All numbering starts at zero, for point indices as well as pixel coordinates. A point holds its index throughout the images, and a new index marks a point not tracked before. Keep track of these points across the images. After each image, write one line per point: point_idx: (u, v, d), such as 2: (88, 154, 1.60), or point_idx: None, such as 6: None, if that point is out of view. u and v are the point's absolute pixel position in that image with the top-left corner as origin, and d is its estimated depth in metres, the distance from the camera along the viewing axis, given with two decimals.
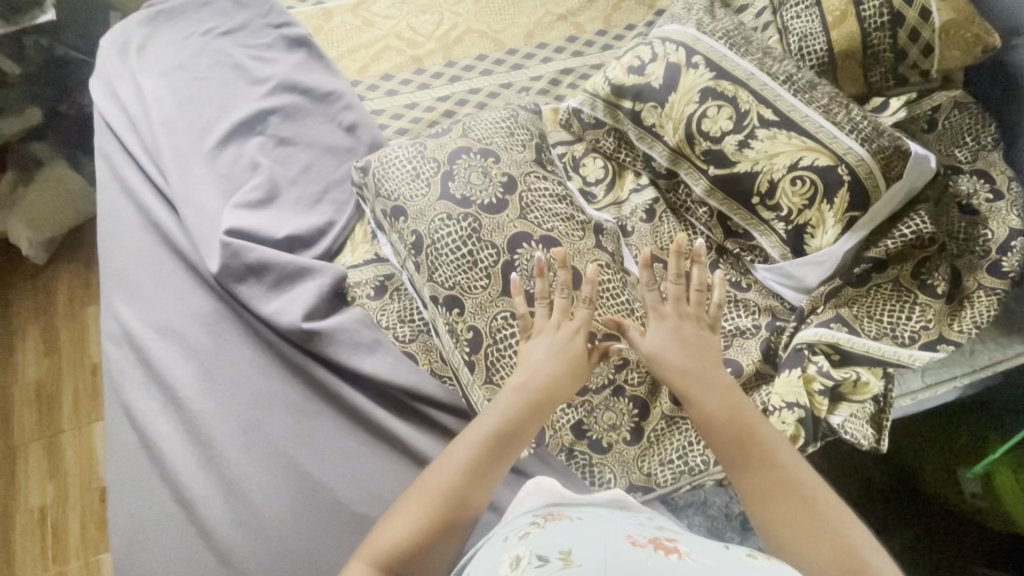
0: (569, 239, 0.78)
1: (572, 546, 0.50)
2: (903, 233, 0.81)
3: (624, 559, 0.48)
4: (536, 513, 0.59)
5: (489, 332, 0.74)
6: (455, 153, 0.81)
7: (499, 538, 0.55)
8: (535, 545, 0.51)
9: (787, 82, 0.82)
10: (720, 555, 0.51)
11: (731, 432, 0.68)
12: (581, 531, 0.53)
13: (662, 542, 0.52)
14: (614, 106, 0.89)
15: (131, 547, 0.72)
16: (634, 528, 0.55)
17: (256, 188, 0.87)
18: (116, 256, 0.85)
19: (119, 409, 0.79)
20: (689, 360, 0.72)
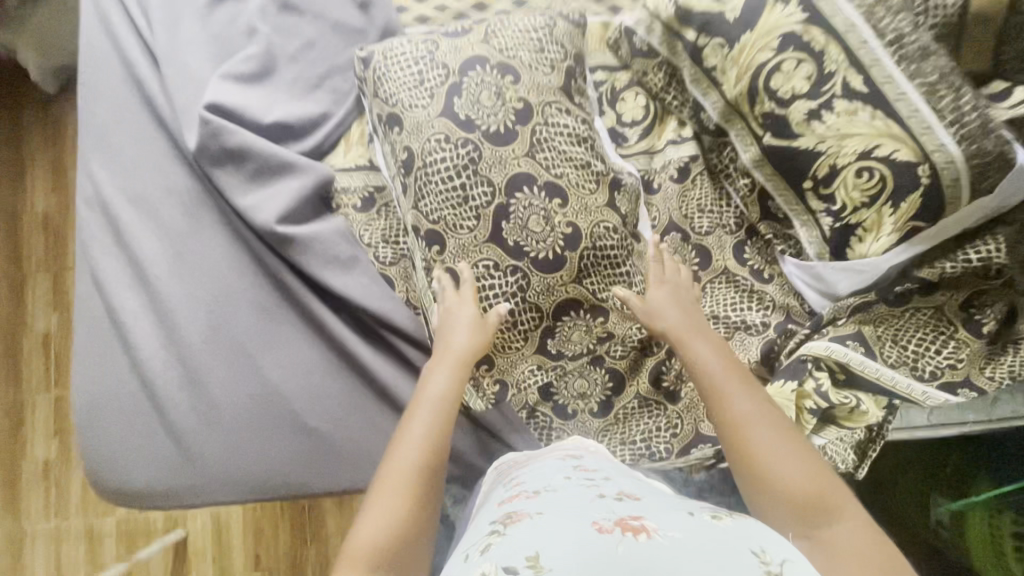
0: (579, 192, 0.70)
1: (539, 549, 0.44)
2: (968, 256, 0.69)
3: (594, 554, 0.43)
4: (494, 517, 0.52)
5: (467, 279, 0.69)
6: (469, 62, 0.70)
7: (459, 557, 0.47)
8: (499, 556, 0.44)
9: (892, 44, 0.64)
10: (687, 523, 0.47)
11: (713, 372, 0.64)
12: (544, 525, 0.47)
13: (627, 519, 0.47)
14: (674, 34, 0.74)
15: (91, 410, 0.74)
16: (595, 505, 0.50)
17: (249, 59, 0.77)
18: (93, 110, 0.78)
19: (88, 275, 0.77)
20: (681, 317, 0.69)
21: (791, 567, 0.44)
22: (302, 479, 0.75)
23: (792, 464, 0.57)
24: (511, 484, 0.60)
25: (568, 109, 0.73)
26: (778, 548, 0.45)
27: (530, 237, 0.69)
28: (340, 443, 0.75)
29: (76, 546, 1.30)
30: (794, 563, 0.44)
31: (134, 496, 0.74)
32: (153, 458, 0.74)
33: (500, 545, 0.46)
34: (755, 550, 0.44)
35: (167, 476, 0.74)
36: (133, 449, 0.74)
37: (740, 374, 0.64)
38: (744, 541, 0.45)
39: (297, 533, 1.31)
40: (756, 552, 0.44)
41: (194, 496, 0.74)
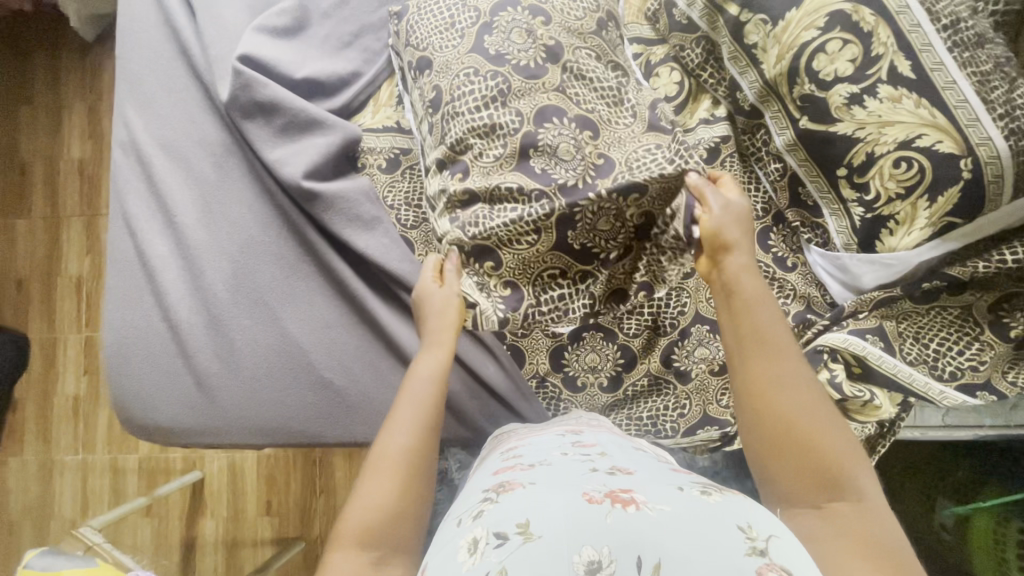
0: (609, 127, 0.70)
1: (529, 517, 0.44)
2: (1003, 257, 0.67)
3: (582, 524, 0.43)
4: (488, 485, 0.52)
5: (487, 196, 0.68)
6: (500, 5, 0.72)
7: (452, 521, 0.49)
8: (492, 523, 0.45)
9: (948, 29, 0.62)
10: (676, 498, 0.47)
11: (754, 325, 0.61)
12: (536, 493, 0.47)
13: (617, 491, 0.47)
14: (716, 8, 0.72)
15: (120, 349, 0.77)
16: (587, 475, 0.50)
17: (284, 13, 0.77)
18: (131, 56, 0.80)
19: (121, 219, 0.79)
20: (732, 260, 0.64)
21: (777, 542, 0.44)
22: (315, 430, 0.77)
23: (811, 433, 0.57)
24: (508, 456, 0.59)
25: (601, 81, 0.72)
26: (764, 525, 0.45)
27: (558, 165, 0.68)
28: (354, 399, 0.77)
29: (101, 479, 1.38)
30: (779, 539, 0.44)
31: (158, 432, 0.78)
32: (175, 399, 0.77)
33: (492, 510, 0.46)
34: (741, 526, 0.44)
35: (187, 418, 0.77)
36: (157, 389, 0.77)
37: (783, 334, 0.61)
38: (730, 517, 0.45)
39: (308, 483, 1.36)
40: (742, 529, 0.44)
41: (213, 438, 0.78)
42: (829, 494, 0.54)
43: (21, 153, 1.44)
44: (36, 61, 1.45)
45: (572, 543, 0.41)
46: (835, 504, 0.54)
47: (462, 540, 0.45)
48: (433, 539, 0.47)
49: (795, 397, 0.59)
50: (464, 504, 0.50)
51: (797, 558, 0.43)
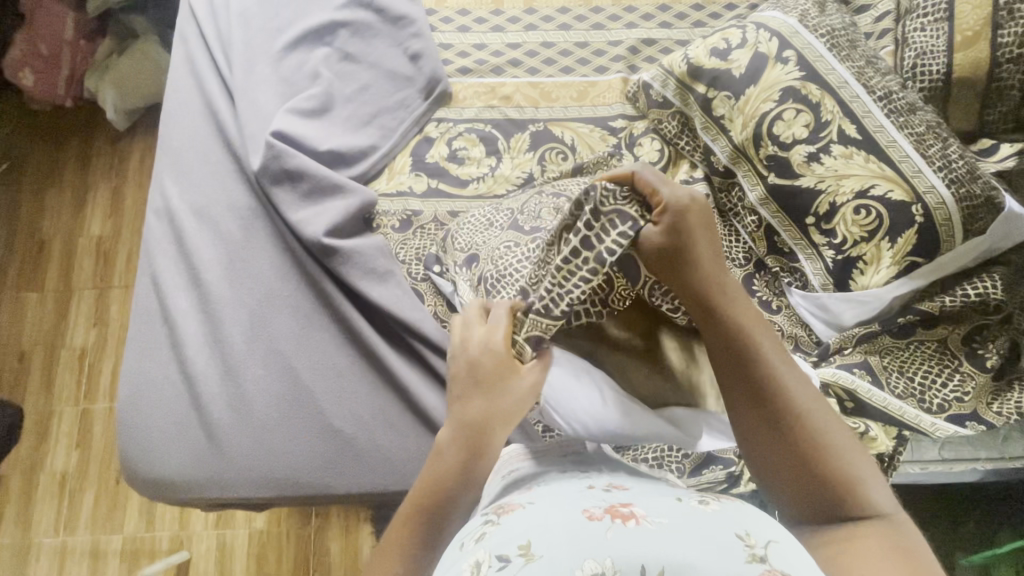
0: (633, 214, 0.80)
1: (530, 537, 0.45)
2: (965, 292, 0.74)
3: (583, 540, 0.43)
4: (489, 509, 0.53)
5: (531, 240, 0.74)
6: (545, 108, 0.93)
7: (455, 546, 0.49)
8: (494, 544, 0.45)
9: (883, 99, 0.74)
10: (675, 510, 0.48)
11: (739, 353, 0.57)
12: (536, 513, 0.48)
13: (616, 507, 0.48)
14: (687, 88, 0.84)
15: (133, 402, 0.79)
16: (585, 495, 0.51)
17: (312, 97, 0.88)
18: (172, 135, 0.89)
19: (147, 277, 0.84)
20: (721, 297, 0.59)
21: (776, 546, 0.44)
22: (323, 480, 0.77)
23: (836, 453, 0.54)
24: (506, 481, 0.60)
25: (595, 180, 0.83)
26: (761, 530, 0.45)
27: None
28: (364, 447, 0.78)
29: (80, 564, 1.29)
30: (779, 543, 0.44)
31: (164, 489, 0.77)
32: (184, 450, 0.77)
33: (493, 534, 0.47)
34: (739, 533, 0.45)
35: (195, 471, 0.77)
36: (167, 441, 0.78)
37: (783, 364, 0.57)
38: (728, 525, 0.46)
39: (300, 562, 1.29)
40: (740, 536, 0.45)
41: (218, 492, 0.77)
42: (853, 514, 0.53)
43: (42, 232, 1.52)
44: (68, 150, 1.57)
45: (573, 557, 0.42)
46: (866, 518, 0.52)
47: (465, 565, 0.45)
48: (439, 563, 0.48)
49: (788, 404, 0.55)
50: (466, 528, 0.51)
51: (797, 560, 0.44)
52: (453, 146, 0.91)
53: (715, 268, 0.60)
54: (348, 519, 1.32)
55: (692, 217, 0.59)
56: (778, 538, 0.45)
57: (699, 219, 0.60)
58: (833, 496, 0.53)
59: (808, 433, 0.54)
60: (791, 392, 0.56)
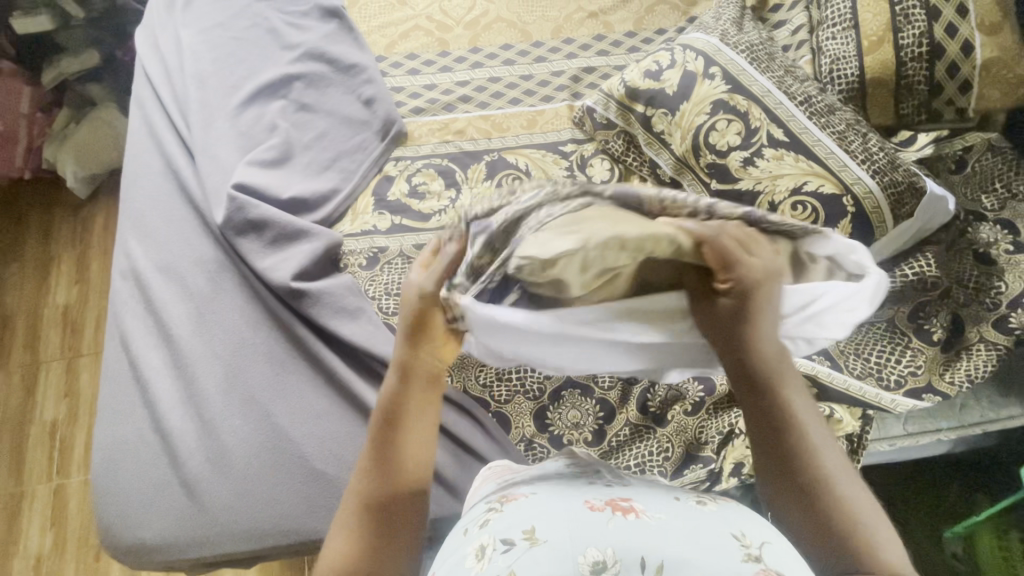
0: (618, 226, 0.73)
1: (534, 522, 0.45)
2: (904, 272, 0.79)
3: (584, 529, 0.43)
4: (490, 499, 0.53)
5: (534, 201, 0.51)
6: (497, 139, 0.97)
7: (458, 532, 0.50)
8: (498, 529, 0.45)
9: (804, 104, 0.80)
10: (673, 507, 0.47)
11: (772, 379, 0.53)
12: (539, 501, 0.48)
13: (617, 500, 0.48)
14: (627, 108, 0.89)
15: (110, 467, 0.78)
16: (586, 488, 0.51)
17: (271, 148, 0.91)
18: (134, 197, 0.91)
19: (118, 340, 0.85)
20: (768, 339, 0.53)
21: (771, 548, 0.44)
22: (308, 526, 0.76)
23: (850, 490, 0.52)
24: (510, 477, 0.59)
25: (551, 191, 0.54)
26: (756, 531, 0.45)
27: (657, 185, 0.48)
28: (348, 488, 0.77)
29: None
30: (774, 544, 0.44)
31: (145, 552, 0.76)
32: (164, 511, 0.76)
33: (496, 520, 0.47)
34: (734, 533, 0.44)
35: (177, 531, 0.75)
36: (145, 502, 0.76)
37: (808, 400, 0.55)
38: (724, 526, 0.45)
39: None
40: (735, 536, 0.44)
41: (202, 550, 0.75)
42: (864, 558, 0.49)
43: (5, 307, 1.49)
44: (29, 222, 1.56)
45: (575, 544, 0.42)
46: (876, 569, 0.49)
47: (469, 548, 0.46)
48: (441, 546, 0.48)
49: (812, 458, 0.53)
50: (469, 515, 0.51)
51: (792, 561, 0.43)
52: (413, 183, 0.94)
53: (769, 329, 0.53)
54: None
55: (762, 297, 0.51)
56: (771, 537, 0.45)
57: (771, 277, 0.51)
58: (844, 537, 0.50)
59: (819, 480, 0.52)
60: (817, 457, 0.53)
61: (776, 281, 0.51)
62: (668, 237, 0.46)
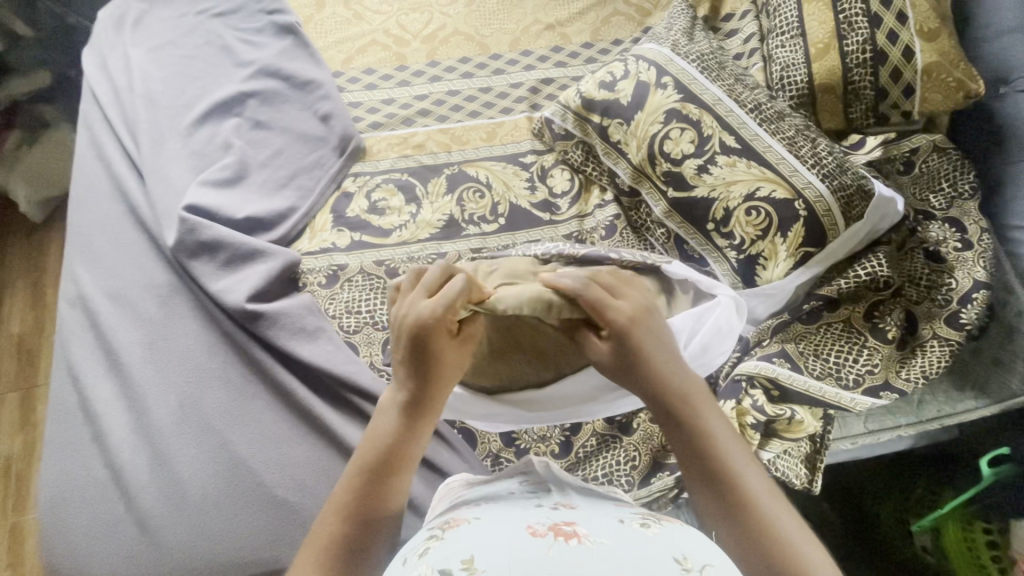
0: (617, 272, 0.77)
1: (474, 552, 0.43)
2: (857, 272, 0.80)
3: (524, 557, 0.42)
4: (434, 524, 0.51)
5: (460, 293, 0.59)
6: (457, 152, 0.97)
7: (397, 562, 0.47)
8: (436, 559, 0.43)
9: (754, 111, 0.82)
10: (616, 531, 0.46)
11: (684, 396, 0.60)
12: (481, 529, 0.47)
13: (560, 526, 0.46)
14: (584, 119, 0.90)
15: (56, 505, 0.74)
16: (531, 514, 0.49)
17: (225, 167, 0.89)
18: (82, 222, 0.88)
19: (65, 370, 0.81)
20: (666, 365, 0.60)
21: (714, 570, 0.43)
22: (267, 556, 0.73)
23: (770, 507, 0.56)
24: (460, 502, 0.57)
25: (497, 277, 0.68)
26: (699, 553, 0.44)
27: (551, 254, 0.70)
28: (309, 515, 0.74)
29: None
30: (716, 567, 0.43)
31: None
32: (115, 549, 0.73)
33: (436, 549, 0.45)
34: (677, 557, 0.43)
35: (129, 568, 0.72)
36: (95, 540, 0.73)
37: (723, 421, 0.61)
38: (666, 548, 0.44)
39: None
40: (677, 560, 0.43)
41: None
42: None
43: None
44: None
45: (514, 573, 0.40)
46: None
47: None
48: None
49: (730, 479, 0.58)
50: (409, 542, 0.49)
51: None
52: (372, 199, 0.93)
53: (671, 359, 0.60)
54: None
55: (636, 334, 0.59)
56: (715, 560, 0.44)
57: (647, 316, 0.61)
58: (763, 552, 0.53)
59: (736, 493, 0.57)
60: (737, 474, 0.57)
61: (651, 321, 0.61)
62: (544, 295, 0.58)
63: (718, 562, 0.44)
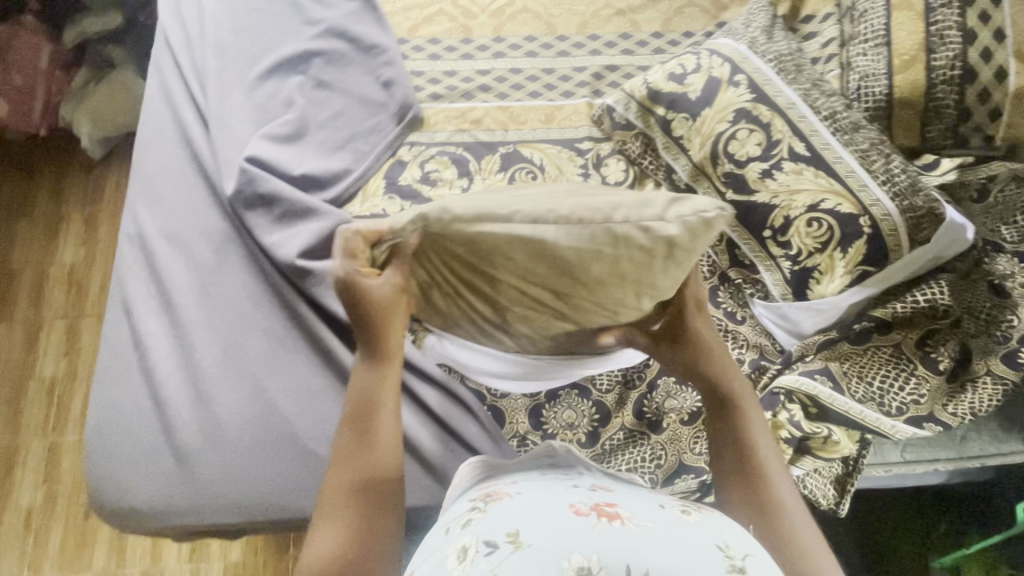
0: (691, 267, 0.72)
1: (519, 526, 0.44)
2: (916, 298, 0.77)
3: (568, 534, 0.43)
4: (475, 497, 0.53)
5: (507, 248, 0.56)
6: (513, 131, 0.96)
7: (442, 531, 0.50)
8: (482, 531, 0.45)
9: (828, 118, 0.78)
10: (658, 515, 0.47)
11: (731, 378, 0.66)
12: (523, 503, 0.48)
13: (603, 506, 0.47)
14: (648, 110, 0.88)
15: (103, 430, 0.78)
16: (572, 492, 0.50)
17: (286, 123, 0.91)
18: (146, 163, 0.91)
19: (120, 303, 0.85)
20: (715, 350, 0.67)
21: (754, 561, 0.44)
22: (294, 504, 0.76)
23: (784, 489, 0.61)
24: (492, 479, 0.59)
25: (541, 223, 0.55)
26: (739, 544, 0.45)
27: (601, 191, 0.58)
28: None
29: None
30: (756, 557, 0.45)
31: (132, 517, 0.76)
32: (154, 478, 0.76)
33: (480, 521, 0.47)
34: (719, 544, 0.44)
35: (165, 498, 0.76)
36: (136, 467, 0.77)
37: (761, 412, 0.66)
38: (709, 535, 0.45)
39: None
40: (720, 546, 0.44)
41: (190, 519, 0.76)
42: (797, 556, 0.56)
43: (11, 262, 1.50)
44: (41, 180, 1.57)
45: (560, 549, 0.42)
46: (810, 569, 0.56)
47: (452, 548, 0.45)
48: (423, 544, 0.48)
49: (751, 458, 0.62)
50: (453, 512, 0.51)
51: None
52: (425, 169, 0.93)
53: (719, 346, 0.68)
54: None
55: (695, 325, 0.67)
56: (755, 552, 0.45)
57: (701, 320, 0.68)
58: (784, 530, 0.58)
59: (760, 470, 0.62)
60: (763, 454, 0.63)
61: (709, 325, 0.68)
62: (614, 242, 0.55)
63: (756, 554, 0.45)
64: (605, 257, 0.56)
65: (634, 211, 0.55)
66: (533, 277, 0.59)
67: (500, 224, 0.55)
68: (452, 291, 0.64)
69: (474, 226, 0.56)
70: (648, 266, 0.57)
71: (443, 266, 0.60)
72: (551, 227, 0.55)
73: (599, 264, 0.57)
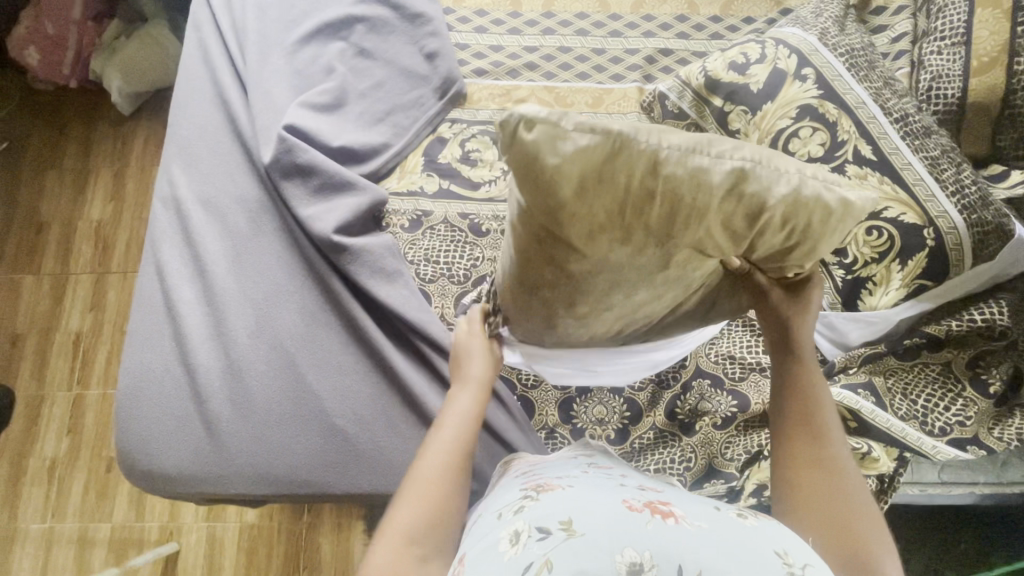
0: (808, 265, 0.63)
1: (572, 515, 0.44)
2: (972, 317, 0.74)
3: (622, 526, 0.42)
4: (525, 485, 0.53)
5: (703, 201, 0.45)
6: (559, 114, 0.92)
7: (493, 515, 0.49)
8: (534, 517, 0.45)
9: (899, 122, 0.74)
10: (714, 515, 0.46)
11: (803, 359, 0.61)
12: (574, 493, 0.47)
13: (656, 503, 0.46)
14: (703, 100, 0.84)
15: (132, 393, 0.78)
16: (623, 487, 0.49)
17: (326, 92, 0.88)
18: (182, 124, 0.88)
19: (152, 266, 0.84)
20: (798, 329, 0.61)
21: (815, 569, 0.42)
22: (320, 480, 0.76)
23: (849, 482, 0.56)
24: (537, 469, 0.59)
25: (738, 175, 0.45)
26: (800, 551, 0.43)
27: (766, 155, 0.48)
28: (365, 448, 0.76)
29: (66, 552, 1.26)
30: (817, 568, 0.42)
31: (160, 480, 0.76)
32: (182, 444, 0.76)
33: (532, 508, 0.46)
34: (778, 550, 0.43)
35: (193, 464, 0.76)
36: (166, 433, 0.77)
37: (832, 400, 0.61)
38: (766, 541, 0.43)
39: (289, 557, 1.25)
40: (779, 553, 0.42)
41: (217, 487, 0.76)
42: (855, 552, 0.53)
43: (40, 214, 1.50)
44: (71, 133, 1.56)
45: (613, 540, 0.41)
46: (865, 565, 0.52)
47: (503, 532, 0.45)
48: (475, 528, 0.48)
49: (823, 448, 0.58)
50: (504, 498, 0.51)
51: None
52: (466, 148, 0.90)
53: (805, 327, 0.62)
54: (340, 518, 1.28)
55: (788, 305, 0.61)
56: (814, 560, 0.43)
57: (796, 311, 0.61)
58: (841, 522, 0.54)
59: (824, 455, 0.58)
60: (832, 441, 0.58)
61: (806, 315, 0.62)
62: (813, 206, 0.47)
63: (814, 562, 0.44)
64: (789, 214, 0.47)
65: (816, 172, 0.48)
66: (702, 237, 0.48)
67: (698, 167, 0.44)
68: (608, 231, 0.47)
69: (678, 161, 0.43)
70: (823, 227, 0.49)
71: (615, 202, 0.44)
72: (750, 163, 0.45)
73: (777, 223, 0.47)
